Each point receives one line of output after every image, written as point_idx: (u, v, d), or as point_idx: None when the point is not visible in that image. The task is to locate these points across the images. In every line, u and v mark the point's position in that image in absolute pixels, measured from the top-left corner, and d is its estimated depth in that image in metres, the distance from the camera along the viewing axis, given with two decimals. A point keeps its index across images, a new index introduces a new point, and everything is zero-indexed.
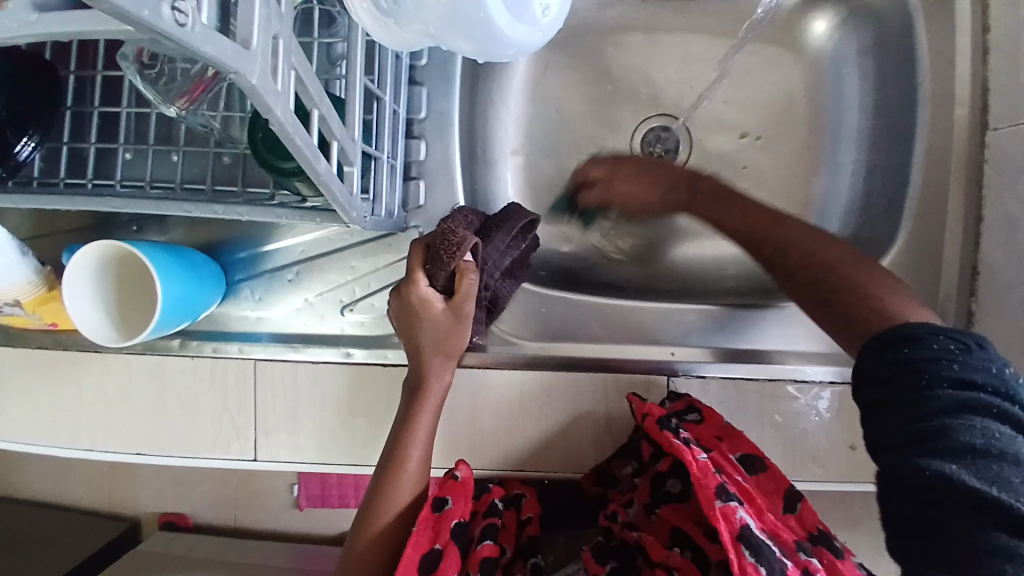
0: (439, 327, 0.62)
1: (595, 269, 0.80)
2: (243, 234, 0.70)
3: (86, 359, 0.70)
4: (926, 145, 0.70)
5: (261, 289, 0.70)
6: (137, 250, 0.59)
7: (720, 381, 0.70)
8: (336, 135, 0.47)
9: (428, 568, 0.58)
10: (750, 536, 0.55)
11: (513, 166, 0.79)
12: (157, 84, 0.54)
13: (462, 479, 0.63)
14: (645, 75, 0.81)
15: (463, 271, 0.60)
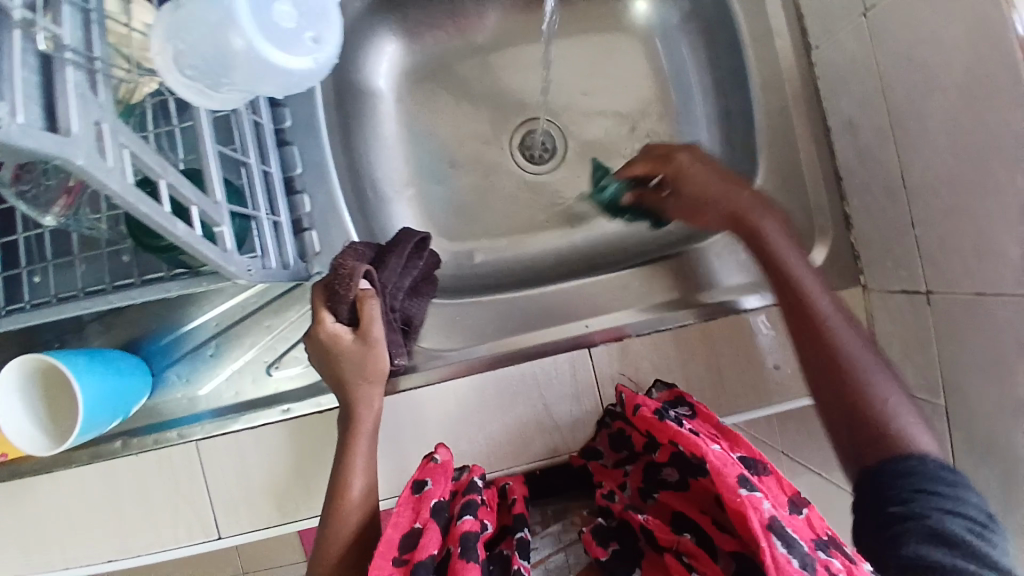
0: (353, 357, 0.64)
1: (508, 273, 0.84)
2: (162, 323, 0.73)
3: (40, 481, 0.72)
4: (761, 79, 0.75)
5: (188, 371, 0.73)
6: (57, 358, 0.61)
7: (635, 340, 0.74)
8: (191, 200, 0.51)
9: (407, 547, 0.56)
10: (779, 526, 0.48)
11: (406, 198, 0.83)
12: (35, 200, 0.56)
13: (442, 461, 0.63)
14: (510, 84, 0.87)
15: (362, 298, 0.63)
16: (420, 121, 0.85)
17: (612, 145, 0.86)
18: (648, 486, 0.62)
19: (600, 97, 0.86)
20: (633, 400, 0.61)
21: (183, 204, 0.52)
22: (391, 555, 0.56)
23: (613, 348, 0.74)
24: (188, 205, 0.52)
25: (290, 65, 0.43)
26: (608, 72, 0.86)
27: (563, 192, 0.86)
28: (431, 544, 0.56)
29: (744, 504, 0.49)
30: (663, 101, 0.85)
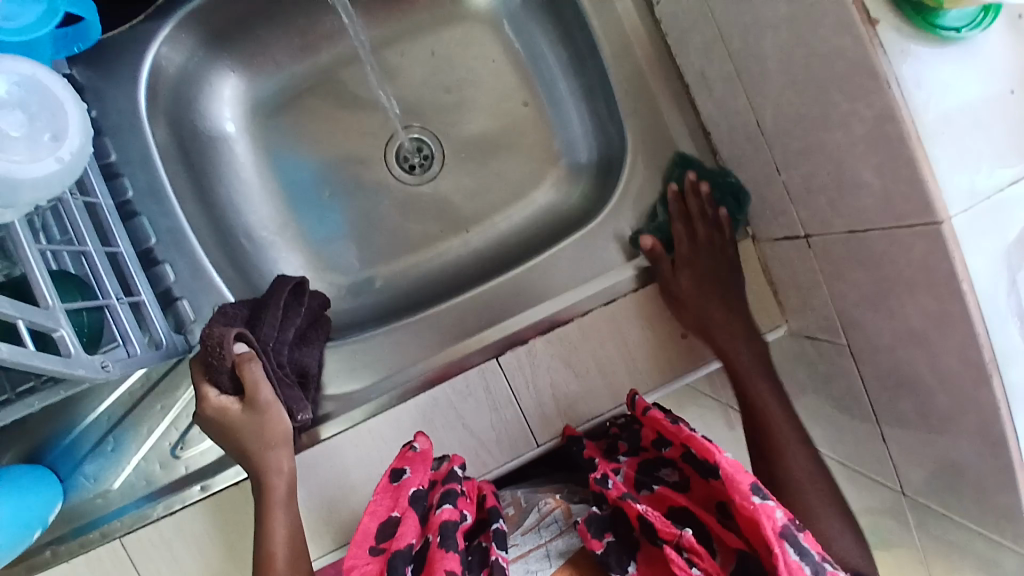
0: (251, 426, 0.62)
1: (410, 292, 0.81)
2: (56, 425, 0.70)
3: None
4: (609, 46, 0.72)
5: (93, 470, 0.70)
6: None
7: (543, 341, 0.71)
8: (16, 316, 0.48)
9: (384, 538, 0.59)
10: (792, 533, 0.48)
11: (288, 241, 0.80)
12: None
13: (422, 450, 0.64)
14: (372, 96, 0.83)
15: (241, 363, 0.60)
16: (286, 158, 0.81)
17: (487, 139, 0.83)
18: (648, 480, 0.63)
19: (464, 94, 0.83)
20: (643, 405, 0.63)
21: (8, 320, 0.49)
22: (367, 546, 0.58)
23: (520, 354, 0.71)
24: (13, 321, 0.49)
25: (40, 170, 0.44)
26: (466, 67, 0.83)
27: (449, 200, 0.84)
28: (408, 534, 0.57)
29: (758, 514, 0.49)
30: (528, 86, 0.83)
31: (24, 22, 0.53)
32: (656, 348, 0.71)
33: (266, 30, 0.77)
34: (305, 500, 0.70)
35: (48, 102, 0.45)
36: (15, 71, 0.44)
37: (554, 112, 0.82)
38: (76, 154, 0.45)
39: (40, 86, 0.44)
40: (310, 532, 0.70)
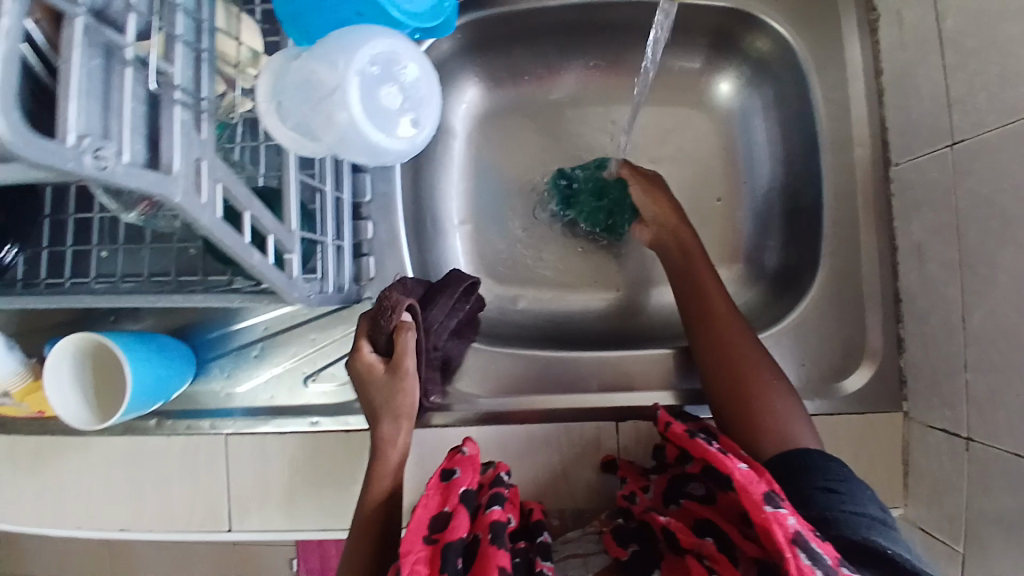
0: (384, 388, 0.64)
1: (549, 324, 0.84)
2: (212, 316, 0.75)
3: (73, 442, 0.75)
4: (834, 185, 0.72)
5: (230, 366, 0.75)
6: (104, 339, 0.63)
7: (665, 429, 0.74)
8: (269, 230, 0.54)
9: (436, 528, 0.57)
10: (806, 541, 0.48)
11: (460, 236, 0.85)
12: (118, 199, 0.55)
13: (470, 453, 0.65)
14: (585, 138, 0.86)
15: (400, 329, 0.63)
16: (489, 164, 0.86)
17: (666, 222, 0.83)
18: (675, 493, 0.64)
19: (667, 167, 0.83)
20: (665, 418, 0.64)
21: (261, 232, 0.54)
22: (421, 534, 0.57)
23: (640, 425, 0.74)
24: (266, 234, 0.54)
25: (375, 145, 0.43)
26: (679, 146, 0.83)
27: (614, 255, 0.87)
28: (461, 528, 0.57)
29: (770, 520, 0.49)
30: (724, 183, 0.82)
31: (417, 7, 0.51)
32: None
33: (520, 45, 0.82)
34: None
35: (420, 97, 0.45)
36: (411, 61, 0.45)
37: (749, 218, 0.82)
38: (412, 147, 0.45)
39: (420, 80, 0.45)
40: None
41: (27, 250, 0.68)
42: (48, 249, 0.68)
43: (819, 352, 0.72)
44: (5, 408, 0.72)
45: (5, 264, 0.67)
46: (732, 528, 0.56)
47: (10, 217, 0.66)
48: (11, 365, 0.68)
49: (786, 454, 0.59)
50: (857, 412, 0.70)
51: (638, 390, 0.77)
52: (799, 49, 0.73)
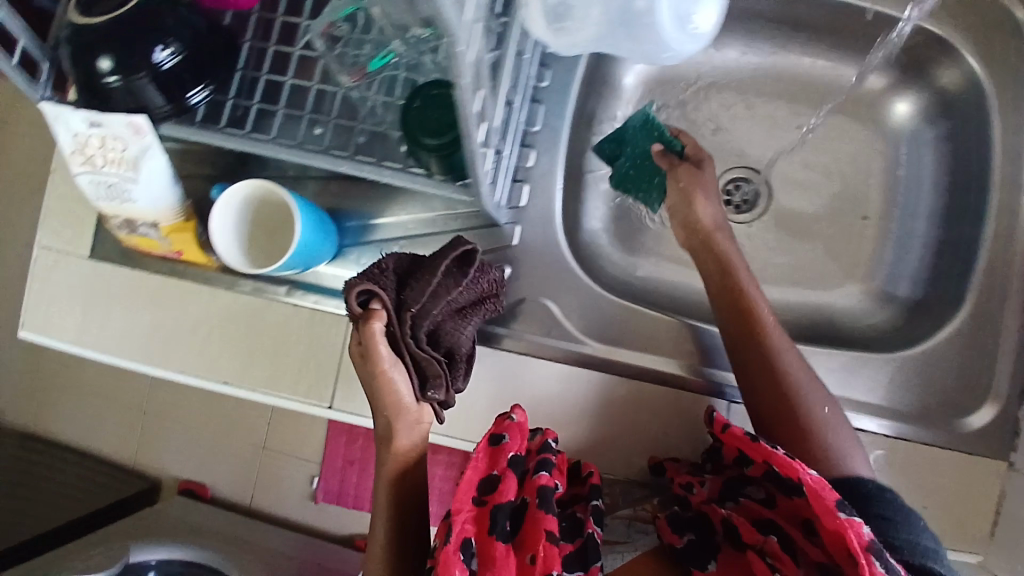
0: (368, 380, 0.59)
1: (663, 296, 0.81)
2: (359, 205, 0.78)
3: (196, 290, 0.77)
4: (996, 227, 0.70)
5: (367, 257, 0.77)
6: (283, 192, 0.64)
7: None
8: (489, 115, 0.52)
9: (486, 491, 0.59)
10: (879, 548, 0.50)
11: (597, 193, 0.81)
12: (344, 59, 0.67)
13: (518, 419, 0.64)
14: (743, 124, 0.82)
15: (366, 317, 0.55)
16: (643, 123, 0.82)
17: (808, 226, 0.81)
18: (734, 492, 0.64)
19: (824, 172, 0.81)
20: (722, 420, 0.64)
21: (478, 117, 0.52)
22: (471, 494, 0.59)
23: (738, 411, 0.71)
24: (484, 119, 0.52)
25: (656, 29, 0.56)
26: (836, 155, 0.81)
27: (746, 248, 0.81)
28: (511, 492, 0.59)
29: (843, 526, 0.51)
30: (877, 203, 0.80)
31: None
32: None
33: None
34: (489, 394, 0.72)
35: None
36: None
37: (893, 243, 0.79)
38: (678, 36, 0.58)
39: None
40: (470, 422, 0.72)
41: (212, 94, 0.68)
42: (233, 100, 0.69)
43: (943, 385, 0.70)
44: (146, 242, 0.73)
45: (189, 105, 0.67)
46: (794, 530, 0.58)
47: (208, 59, 0.66)
48: (168, 199, 0.69)
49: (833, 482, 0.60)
50: (963, 450, 0.69)
51: None
52: (988, 85, 0.72)
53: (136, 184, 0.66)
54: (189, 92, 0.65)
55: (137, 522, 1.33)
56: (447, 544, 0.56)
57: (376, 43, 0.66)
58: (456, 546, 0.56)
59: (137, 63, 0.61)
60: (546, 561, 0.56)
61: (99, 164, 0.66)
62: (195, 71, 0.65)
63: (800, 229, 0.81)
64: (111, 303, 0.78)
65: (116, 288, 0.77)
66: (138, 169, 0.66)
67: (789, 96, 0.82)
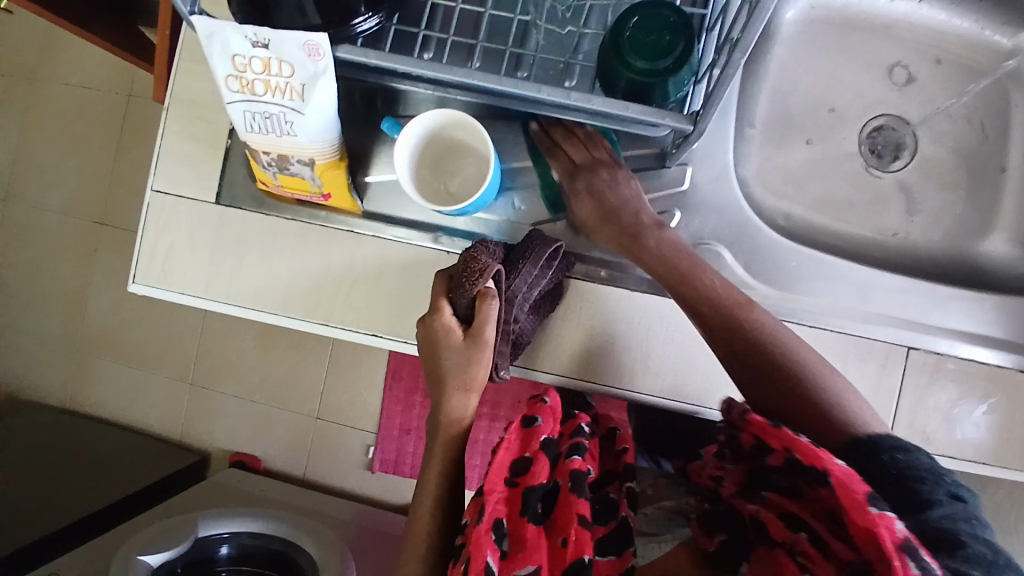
0: (460, 355, 0.63)
1: (815, 241, 0.79)
2: (511, 145, 0.73)
3: (339, 236, 0.72)
4: None
5: (522, 200, 0.74)
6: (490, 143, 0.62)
7: (955, 361, 0.70)
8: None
9: (518, 472, 0.57)
10: (914, 548, 0.43)
11: (748, 140, 0.79)
12: None
13: (551, 402, 0.63)
14: (890, 73, 0.81)
15: (484, 295, 0.61)
16: (791, 70, 0.80)
17: (952, 175, 0.81)
18: (757, 485, 0.58)
19: (964, 123, 0.81)
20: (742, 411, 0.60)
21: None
22: (502, 476, 0.57)
23: (921, 356, 0.70)
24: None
25: None
26: (980, 106, 0.81)
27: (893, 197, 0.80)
28: (541, 473, 0.57)
29: (874, 521, 0.45)
30: (1017, 154, 0.80)
31: None
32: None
33: None
34: None
35: None
36: None
37: None
38: None
39: None
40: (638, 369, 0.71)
41: (379, 19, 0.63)
42: (399, 26, 0.64)
43: None
44: (295, 184, 0.68)
45: (354, 32, 0.62)
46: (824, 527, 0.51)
47: None
48: (327, 136, 0.64)
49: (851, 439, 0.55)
50: None
51: (919, 324, 0.72)
52: None
53: (300, 115, 0.61)
54: (359, 18, 0.60)
55: (197, 491, 1.29)
56: (478, 523, 0.53)
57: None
58: (487, 526, 0.53)
59: None
60: (578, 544, 0.51)
61: (259, 91, 0.61)
62: None
63: (942, 178, 0.80)
64: (243, 250, 0.73)
65: (252, 233, 0.73)
66: (306, 99, 0.60)
67: (937, 45, 0.81)
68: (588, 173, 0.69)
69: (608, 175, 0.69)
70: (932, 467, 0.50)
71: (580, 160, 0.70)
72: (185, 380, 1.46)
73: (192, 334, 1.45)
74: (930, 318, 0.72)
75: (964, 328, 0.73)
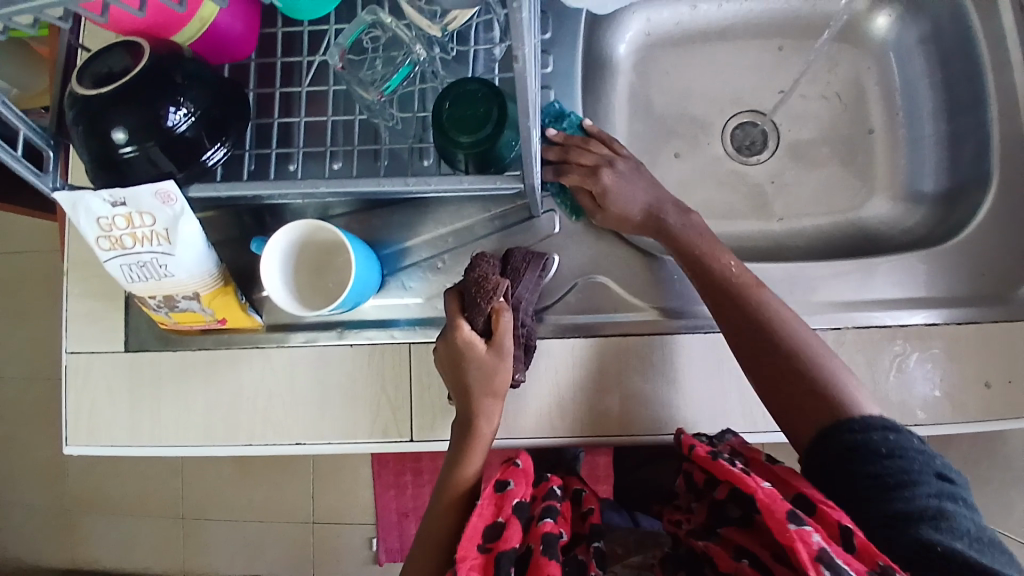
0: (485, 368, 0.64)
1: None
2: (391, 232, 0.75)
3: (246, 356, 0.74)
4: (999, 105, 0.73)
5: (413, 279, 0.74)
6: (335, 230, 0.63)
7: (856, 332, 0.70)
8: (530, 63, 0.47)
9: (491, 538, 0.55)
10: (832, 560, 0.46)
11: None
12: (362, 79, 0.62)
13: (522, 465, 0.62)
14: (737, 74, 0.84)
15: (497, 313, 0.64)
16: (644, 94, 0.84)
17: (822, 151, 0.83)
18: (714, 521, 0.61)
19: (820, 100, 0.84)
20: (688, 440, 0.61)
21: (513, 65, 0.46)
22: (476, 543, 0.55)
23: (830, 335, 0.70)
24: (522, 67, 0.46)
25: None
26: (830, 82, 0.84)
27: (771, 186, 0.83)
28: (513, 537, 0.55)
29: (792, 538, 0.48)
30: (878, 114, 0.83)
31: None
32: (952, 388, 0.69)
33: None
34: (569, 382, 0.71)
35: None
36: None
37: (906, 147, 0.82)
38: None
39: None
40: (559, 414, 0.71)
41: (228, 150, 0.67)
42: (251, 150, 0.68)
43: (996, 262, 0.72)
44: (189, 317, 0.70)
45: (208, 165, 0.65)
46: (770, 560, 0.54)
47: (224, 109, 0.64)
48: (204, 267, 0.67)
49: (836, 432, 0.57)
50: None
51: (822, 303, 0.72)
52: None
53: (172, 256, 0.65)
54: (206, 152, 0.63)
55: None
56: None
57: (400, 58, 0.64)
58: None
59: (152, 128, 0.59)
60: None
61: (128, 245, 0.64)
62: (213, 127, 0.63)
63: (812, 156, 0.83)
64: (161, 391, 0.75)
65: (167, 371, 0.75)
66: (173, 240, 0.64)
67: (776, 34, 0.84)
68: (598, 175, 0.70)
69: (611, 172, 0.70)
70: (922, 447, 0.55)
71: (592, 158, 0.71)
72: (177, 517, 1.45)
73: (175, 468, 1.46)
74: (821, 295, 0.72)
75: (877, 299, 0.72)
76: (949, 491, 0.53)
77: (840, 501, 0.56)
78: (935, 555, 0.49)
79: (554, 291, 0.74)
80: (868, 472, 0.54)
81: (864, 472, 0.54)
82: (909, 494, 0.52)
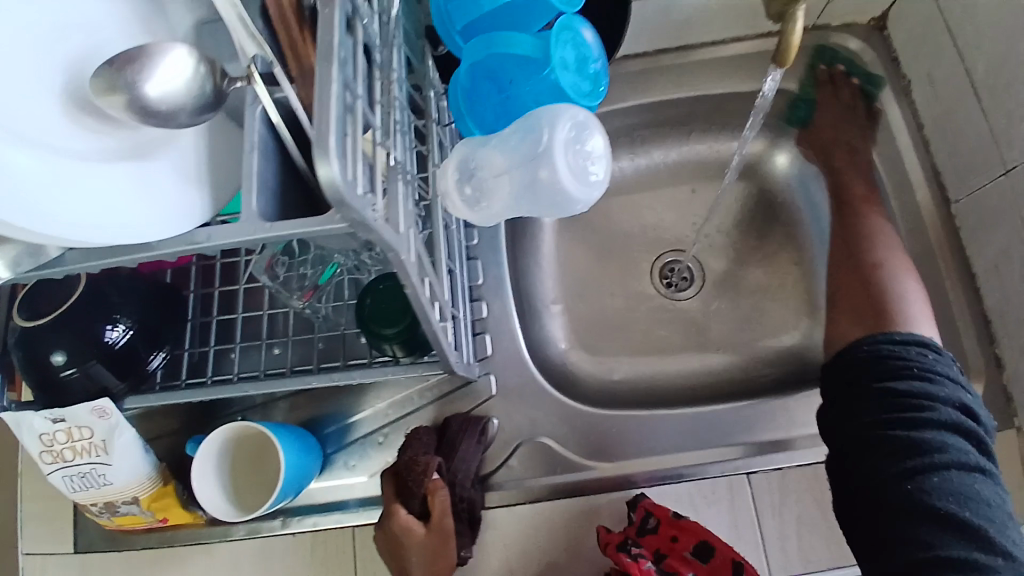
0: (425, 550, 0.64)
1: (648, 385, 0.83)
2: (331, 408, 0.77)
3: (195, 550, 0.74)
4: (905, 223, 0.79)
5: (355, 457, 0.75)
6: (262, 426, 0.64)
7: (795, 468, 0.71)
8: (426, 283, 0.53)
9: None
10: None
11: (556, 315, 0.85)
12: (291, 285, 0.68)
13: None
14: (657, 220, 0.91)
15: (433, 491, 0.65)
16: (569, 245, 0.89)
17: (748, 282, 0.87)
18: None
19: (738, 235, 0.89)
20: (607, 534, 0.68)
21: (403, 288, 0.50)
22: None
23: (772, 473, 0.72)
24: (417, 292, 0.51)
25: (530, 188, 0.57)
26: (746, 217, 0.89)
27: (703, 320, 0.86)
28: None
29: None
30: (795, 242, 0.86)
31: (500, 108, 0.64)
32: None
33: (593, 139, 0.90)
34: (523, 540, 0.72)
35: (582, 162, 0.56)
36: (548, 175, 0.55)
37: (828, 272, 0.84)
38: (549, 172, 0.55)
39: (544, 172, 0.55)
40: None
41: (167, 355, 0.69)
42: (189, 351, 0.70)
43: None
44: (129, 520, 0.71)
45: (150, 370, 0.67)
46: None
47: (160, 317, 0.67)
48: (141, 472, 0.67)
49: (870, 339, 0.65)
50: None
51: (760, 441, 0.73)
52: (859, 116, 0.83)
53: (109, 466, 0.66)
54: (148, 359, 0.66)
55: None
56: None
57: (325, 259, 0.68)
58: None
59: (90, 349, 0.62)
60: None
61: (69, 458, 0.66)
62: (147, 338, 0.66)
63: (738, 289, 0.87)
64: None
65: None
66: (110, 450, 0.65)
67: (688, 179, 0.91)
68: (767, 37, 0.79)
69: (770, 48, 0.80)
70: (952, 378, 0.62)
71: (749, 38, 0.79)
72: None
73: None
74: (758, 434, 0.73)
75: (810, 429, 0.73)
76: (964, 426, 0.59)
77: (843, 419, 0.63)
78: (916, 488, 0.56)
79: (495, 457, 0.74)
80: (876, 392, 0.62)
81: (872, 387, 0.62)
82: (921, 416, 0.59)
